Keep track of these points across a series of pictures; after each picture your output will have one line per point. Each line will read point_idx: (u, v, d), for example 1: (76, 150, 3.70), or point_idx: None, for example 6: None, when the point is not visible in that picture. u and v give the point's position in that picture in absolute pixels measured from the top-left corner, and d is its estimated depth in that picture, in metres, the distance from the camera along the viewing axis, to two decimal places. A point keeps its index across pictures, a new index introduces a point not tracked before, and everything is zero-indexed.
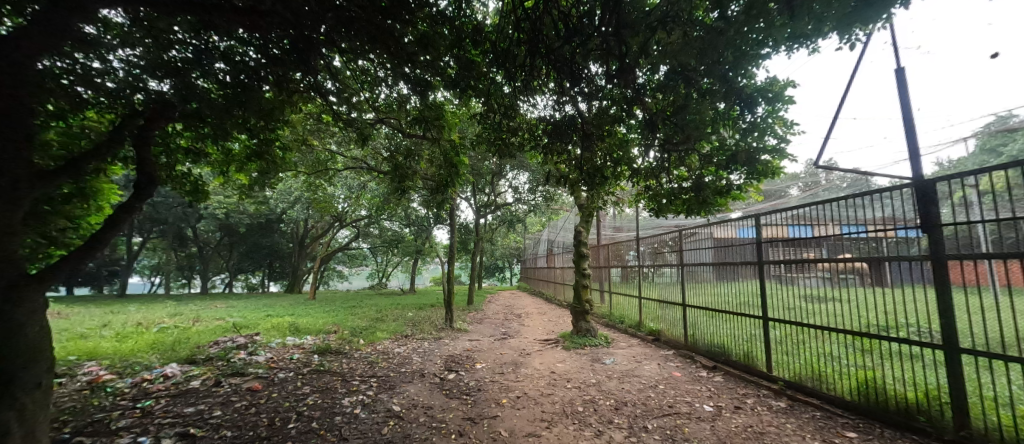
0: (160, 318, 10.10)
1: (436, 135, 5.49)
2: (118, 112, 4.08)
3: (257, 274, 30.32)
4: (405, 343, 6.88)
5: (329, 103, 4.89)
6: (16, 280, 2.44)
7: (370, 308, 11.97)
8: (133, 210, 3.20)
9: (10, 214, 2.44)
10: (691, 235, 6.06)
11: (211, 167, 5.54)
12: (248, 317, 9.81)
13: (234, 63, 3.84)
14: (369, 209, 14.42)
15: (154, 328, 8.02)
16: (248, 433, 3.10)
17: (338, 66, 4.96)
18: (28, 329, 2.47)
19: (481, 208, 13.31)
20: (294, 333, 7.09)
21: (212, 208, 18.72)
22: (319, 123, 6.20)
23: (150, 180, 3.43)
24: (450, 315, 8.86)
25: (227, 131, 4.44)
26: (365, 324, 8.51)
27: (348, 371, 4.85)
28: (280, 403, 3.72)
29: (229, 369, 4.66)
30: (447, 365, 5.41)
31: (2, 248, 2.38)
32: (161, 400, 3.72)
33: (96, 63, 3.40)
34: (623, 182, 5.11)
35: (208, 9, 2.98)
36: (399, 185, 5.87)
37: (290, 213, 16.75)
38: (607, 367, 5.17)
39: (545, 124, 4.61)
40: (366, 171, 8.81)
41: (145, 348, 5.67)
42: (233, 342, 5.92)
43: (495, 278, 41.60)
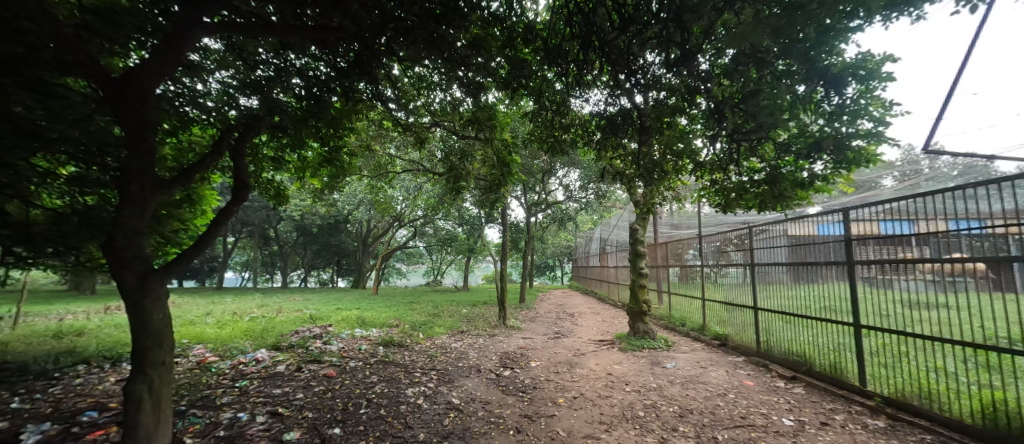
0: (251, 308, 11.44)
1: (489, 136, 5.56)
2: (216, 127, 4.66)
3: (328, 271, 33.20)
4: (461, 338, 7.11)
5: (389, 110, 5.16)
6: (145, 274, 2.88)
7: (427, 304, 12.54)
8: (232, 213, 3.58)
9: (139, 218, 2.88)
10: (762, 232, 5.55)
11: (290, 174, 6.13)
12: (322, 309, 10.76)
13: (308, 78, 4.21)
14: (425, 210, 15.13)
15: (247, 317, 9.10)
16: (326, 416, 3.40)
17: (396, 75, 5.22)
18: (153, 317, 2.87)
19: (533, 207, 13.37)
20: (361, 325, 7.62)
21: (290, 210, 20.82)
22: (381, 130, 6.59)
23: (245, 186, 3.83)
24: (504, 312, 8.99)
25: (303, 140, 4.88)
26: (423, 318, 8.93)
27: (409, 363, 5.12)
28: (352, 389, 4.03)
29: (308, 356, 5.14)
30: (502, 361, 5.49)
31: (131, 246, 2.81)
32: (254, 381, 4.20)
33: (200, 86, 3.97)
34: (685, 177, 4.80)
35: (286, 30, 3.32)
36: (454, 186, 6.04)
37: (355, 214, 18.08)
38: (668, 371, 4.92)
39: (598, 119, 4.50)
40: (422, 173, 9.23)
41: (240, 334, 6.45)
42: (311, 332, 6.52)
43: (545, 277, 41.56)
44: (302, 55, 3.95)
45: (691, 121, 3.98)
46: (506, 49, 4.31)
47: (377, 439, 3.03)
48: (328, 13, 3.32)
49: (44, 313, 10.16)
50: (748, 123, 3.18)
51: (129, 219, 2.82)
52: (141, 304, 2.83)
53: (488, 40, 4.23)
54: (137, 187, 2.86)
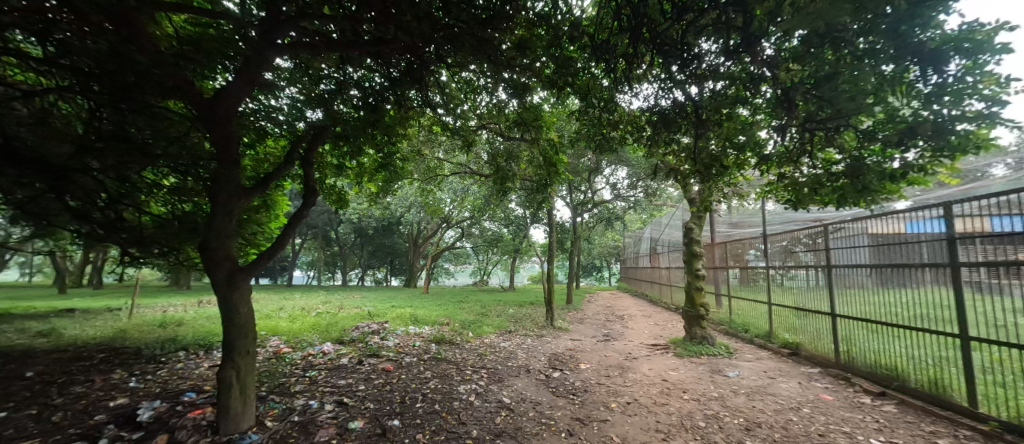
0: (316, 304, 12.41)
1: (535, 137, 5.54)
2: (287, 139, 5.12)
3: (382, 271, 35.08)
4: (509, 338, 7.17)
5: (437, 115, 5.33)
6: (232, 271, 3.20)
7: (475, 304, 12.81)
8: (304, 216, 3.85)
9: (227, 221, 3.23)
10: (839, 230, 5.02)
11: (349, 180, 6.54)
12: (378, 306, 11.40)
13: (364, 89, 4.53)
14: (472, 211, 15.47)
15: (314, 312, 9.88)
16: (386, 407, 3.59)
17: (444, 81, 5.37)
18: (239, 308, 3.18)
19: (579, 207, 13.17)
20: (414, 323, 7.96)
21: (348, 213, 22.32)
22: (430, 135, 6.83)
23: (314, 189, 4.07)
24: (551, 313, 8.93)
25: (361, 147, 5.19)
26: (472, 318, 9.12)
27: (461, 361, 5.26)
28: (408, 384, 4.22)
29: (368, 350, 5.46)
30: (551, 362, 5.45)
31: (221, 247, 3.16)
32: (322, 372, 4.55)
33: (273, 102, 4.40)
34: (749, 171, 4.44)
35: (346, 45, 3.58)
36: (501, 187, 6.09)
37: (406, 216, 18.95)
38: (730, 381, 4.60)
39: (649, 114, 4.33)
40: (469, 176, 9.45)
41: (308, 328, 7.02)
42: (369, 328, 6.93)
43: (592, 278, 40.70)
44: (359, 67, 4.24)
45: (754, 111, 3.67)
46: (551, 48, 4.27)
47: (433, 433, 3.14)
48: (381, 26, 3.48)
49: (152, 305, 11.77)
50: (825, 109, 2.87)
51: (219, 222, 3.20)
52: (230, 297, 3.16)
53: (533, 40, 4.21)
54: (224, 194, 3.21)
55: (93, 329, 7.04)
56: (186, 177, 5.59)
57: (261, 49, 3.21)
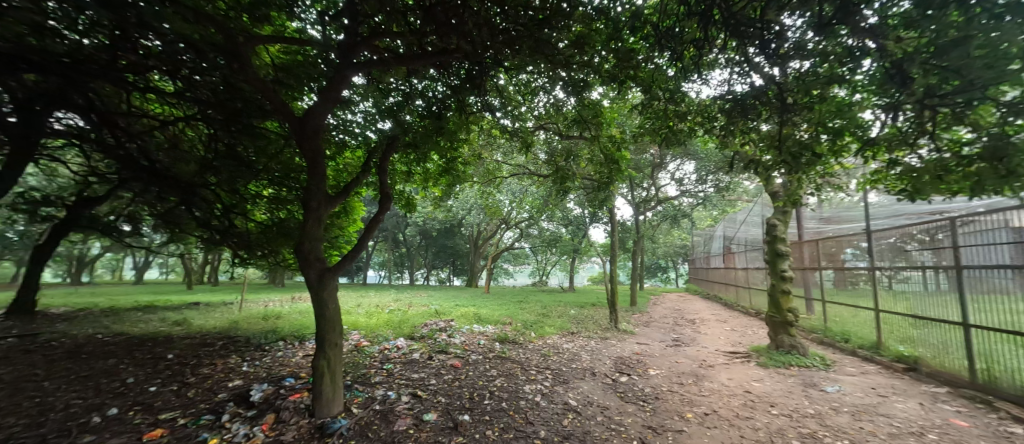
0: (388, 301, 13.37)
1: (595, 134, 5.39)
2: (363, 149, 5.58)
3: (445, 271, 36.74)
4: (572, 339, 7.07)
5: (496, 119, 5.43)
6: (322, 271, 3.55)
7: (536, 304, 12.85)
8: (381, 219, 4.13)
9: (317, 226, 3.58)
10: (969, 224, 4.21)
11: (417, 185, 6.93)
12: (444, 305, 11.94)
13: (428, 99, 4.84)
14: (530, 212, 15.57)
15: (387, 309, 10.64)
16: (456, 402, 3.75)
17: (503, 84, 5.48)
18: (329, 305, 3.51)
19: (642, 204, 12.61)
20: (478, 321, 8.21)
21: (414, 217, 23.72)
22: (490, 138, 6.98)
23: (388, 194, 4.33)
24: (615, 315, 8.65)
25: (427, 153, 5.47)
26: (534, 318, 9.16)
27: (525, 361, 5.31)
28: (476, 381, 4.36)
29: (437, 347, 5.75)
30: (617, 366, 5.27)
31: (312, 249, 3.52)
32: (397, 365, 4.89)
33: (349, 116, 4.84)
34: (849, 158, 3.89)
35: (410, 59, 3.81)
36: (561, 187, 6.02)
37: (467, 218, 19.64)
38: (828, 397, 4.07)
39: (721, 103, 4.01)
40: (528, 177, 9.51)
41: (383, 324, 7.58)
42: (437, 325, 7.29)
43: (657, 279, 38.65)
44: (423, 78, 4.53)
45: (853, 90, 3.23)
46: (611, 42, 4.13)
47: (502, 430, 3.20)
48: (444, 36, 3.65)
49: (256, 300, 13.56)
50: (950, 81, 2.44)
51: (310, 227, 3.57)
52: (321, 294, 3.50)
53: (592, 35, 4.11)
54: (313, 202, 3.56)
55: (213, 320, 8.29)
56: (282, 188, 6.36)
57: (342, 68, 3.58)
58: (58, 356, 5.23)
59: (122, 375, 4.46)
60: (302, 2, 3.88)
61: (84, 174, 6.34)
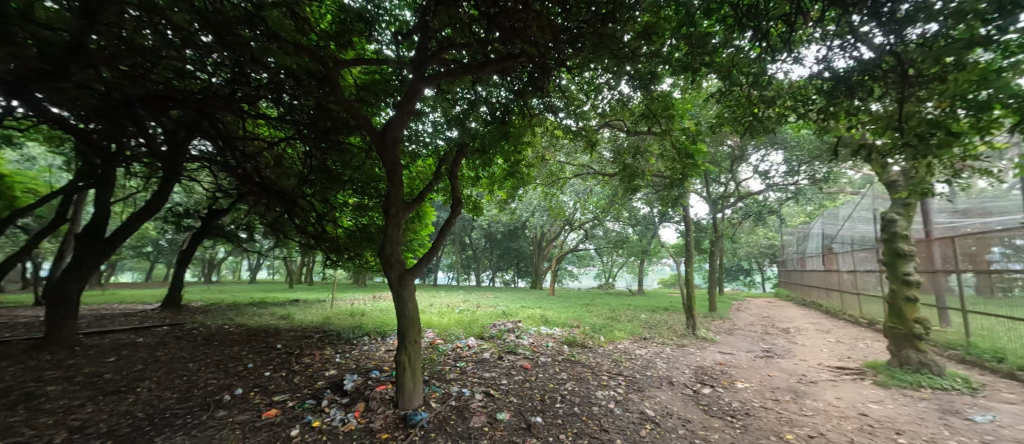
0: (458, 302, 13.97)
1: (666, 128, 5.07)
2: (433, 157, 5.92)
3: (509, 273, 37.40)
4: (645, 345, 6.72)
5: (559, 119, 5.39)
6: (402, 272, 3.80)
7: (604, 307, 12.48)
8: (453, 222, 4.29)
9: (396, 231, 3.84)
10: None
11: (483, 189, 7.15)
12: (511, 306, 12.14)
13: (492, 105, 4.98)
14: (595, 212, 15.19)
15: (457, 309, 11.11)
16: (528, 403, 3.76)
17: (565, 85, 5.42)
18: (408, 304, 3.73)
19: (720, 201, 11.62)
20: (545, 323, 8.20)
21: (480, 220, 24.55)
22: (553, 140, 6.94)
23: (459, 199, 4.48)
24: (692, 321, 8.06)
25: (492, 158, 5.61)
26: (602, 321, 8.89)
27: (596, 365, 5.17)
28: (546, 383, 4.36)
29: (506, 347, 5.84)
30: (698, 377, 4.89)
31: (392, 253, 3.77)
32: (469, 363, 5.06)
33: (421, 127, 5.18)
34: (999, 136, 3.17)
35: (477, 67, 3.94)
36: (629, 186, 5.75)
37: (531, 220, 19.79)
38: (977, 428, 3.33)
39: (819, 83, 3.54)
40: (593, 176, 9.28)
41: (455, 323, 7.93)
42: (505, 326, 7.42)
43: (738, 283, 35.26)
44: (488, 84, 4.68)
45: (1003, 53, 2.62)
46: (682, 29, 3.84)
47: (577, 436, 3.14)
48: (508, 42, 3.74)
49: (343, 299, 15.07)
50: None
51: (390, 231, 3.82)
52: (402, 294, 3.73)
53: (660, 24, 3.87)
54: (392, 208, 3.82)
55: (311, 316, 9.37)
56: (364, 197, 6.98)
57: (416, 81, 3.83)
58: (199, 342, 6.33)
59: (244, 360, 5.24)
60: (380, 25, 4.28)
61: (213, 191, 7.59)
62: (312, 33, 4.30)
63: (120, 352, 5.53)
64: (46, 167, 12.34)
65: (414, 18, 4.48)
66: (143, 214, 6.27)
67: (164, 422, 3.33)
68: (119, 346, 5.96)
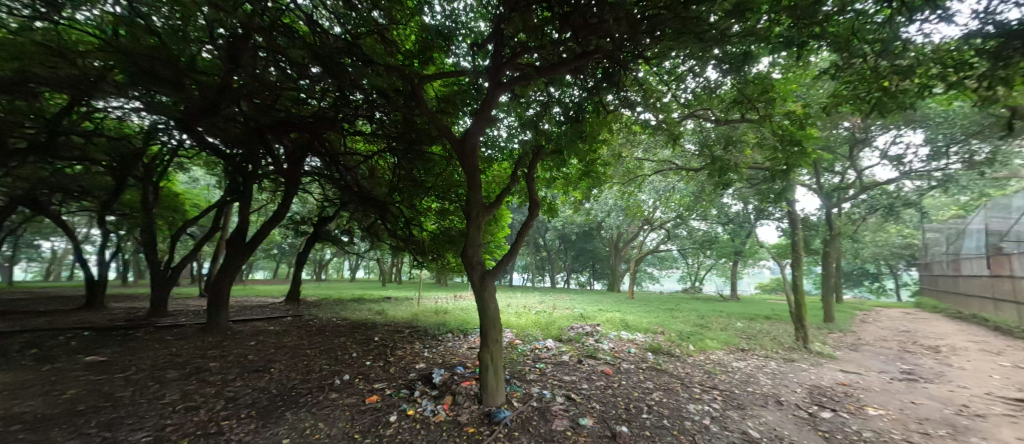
0: (534, 303, 14.08)
1: (764, 113, 4.49)
2: (508, 160, 6.08)
3: (584, 275, 36.64)
4: (744, 357, 6.03)
5: (637, 114, 5.13)
6: (484, 273, 3.93)
7: (691, 312, 11.54)
8: (531, 225, 4.32)
9: (477, 234, 3.99)
10: None
11: (557, 190, 7.10)
12: (588, 309, 11.85)
13: (565, 105, 4.95)
14: (678, 210, 14.12)
15: (534, 310, 11.19)
16: (612, 411, 3.62)
17: (643, 77, 5.14)
18: (490, 305, 3.83)
19: (834, 194, 9.96)
20: (626, 328, 7.83)
21: (553, 221, 24.49)
22: (630, 136, 6.60)
23: (536, 201, 4.51)
24: (803, 332, 7.01)
25: (565, 159, 5.55)
26: (690, 328, 8.20)
27: (685, 376, 4.78)
28: (630, 391, 4.15)
29: (586, 351, 5.71)
30: (814, 398, 4.23)
31: (474, 255, 3.92)
32: (549, 365, 5.06)
33: (496, 132, 5.38)
34: None
35: (550, 69, 3.92)
36: (720, 181, 5.20)
37: (606, 220, 19.16)
38: None
39: (979, 44, 2.83)
40: (677, 172, 8.62)
41: (532, 324, 7.99)
42: (584, 329, 7.26)
43: (862, 289, 29.78)
44: (562, 84, 4.69)
45: None
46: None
47: None
48: (582, 39, 3.66)
49: (428, 297, 16.19)
50: None
51: (472, 234, 3.98)
52: (483, 295, 3.85)
53: None
54: (473, 211, 3.98)
55: (401, 312, 10.24)
56: (445, 202, 7.41)
57: (492, 88, 3.95)
58: (313, 332, 7.33)
59: (349, 350, 5.93)
60: (458, 39, 4.53)
61: (322, 201, 8.74)
62: (399, 53, 4.72)
63: (258, 337, 6.67)
64: (206, 186, 15.44)
65: (489, 28, 4.64)
66: (272, 222, 7.46)
67: (291, 399, 3.92)
68: (258, 332, 7.20)
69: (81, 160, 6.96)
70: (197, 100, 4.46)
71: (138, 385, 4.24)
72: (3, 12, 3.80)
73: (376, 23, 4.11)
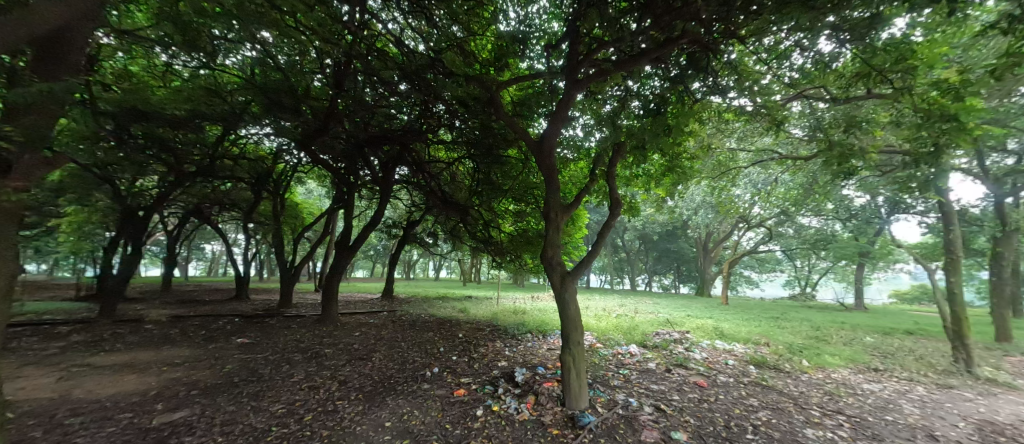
0: (615, 306, 13.55)
1: (902, 84, 3.70)
2: (583, 158, 5.96)
3: (669, 277, 34.24)
4: (877, 379, 5.05)
5: (729, 102, 4.65)
6: (564, 274, 3.88)
7: (802, 323, 10.03)
8: (611, 225, 4.15)
9: (556, 235, 3.96)
10: None
11: (638, 188, 6.75)
12: (675, 314, 11.04)
13: (644, 97, 4.71)
14: (782, 205, 12.42)
15: (615, 314, 10.76)
16: (709, 427, 3.31)
17: (736, 59, 4.63)
18: (571, 307, 3.77)
19: (1010, 178, 7.81)
20: (721, 337, 7.12)
21: (632, 220, 23.41)
22: (721, 124, 5.99)
23: (617, 200, 4.32)
24: (965, 353, 5.61)
25: (646, 156, 5.24)
26: (802, 341, 7.12)
27: (799, 396, 4.15)
28: (730, 407, 3.75)
29: (675, 360, 5.32)
30: (985, 436, 3.36)
31: (551, 256, 3.90)
32: (633, 372, 4.82)
33: (573, 131, 5.35)
34: None
35: (629, 61, 3.74)
36: (839, 170, 4.45)
37: (693, 218, 17.70)
38: None
39: None
40: (782, 162, 7.58)
41: (614, 328, 7.70)
42: (671, 336, 6.78)
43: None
44: (640, 77, 4.48)
45: None
46: None
47: None
48: (664, 25, 3.44)
49: (507, 297, 16.60)
50: None
51: (551, 234, 3.96)
52: (564, 296, 3.80)
53: None
54: (550, 211, 3.97)
55: (482, 311, 10.65)
56: (521, 205, 7.52)
57: (568, 88, 3.89)
58: (405, 326, 8.02)
59: (437, 345, 6.37)
60: (532, 42, 4.59)
61: (410, 207, 9.53)
62: (476, 63, 4.91)
63: (361, 329, 7.52)
64: (318, 196, 17.96)
65: (563, 28, 4.61)
66: (370, 227, 8.34)
67: (390, 386, 4.32)
68: (360, 325, 8.10)
69: (231, 178, 8.60)
70: (311, 122, 5.20)
71: (274, 364, 5.09)
72: (180, 65, 4.88)
73: (455, 36, 4.35)
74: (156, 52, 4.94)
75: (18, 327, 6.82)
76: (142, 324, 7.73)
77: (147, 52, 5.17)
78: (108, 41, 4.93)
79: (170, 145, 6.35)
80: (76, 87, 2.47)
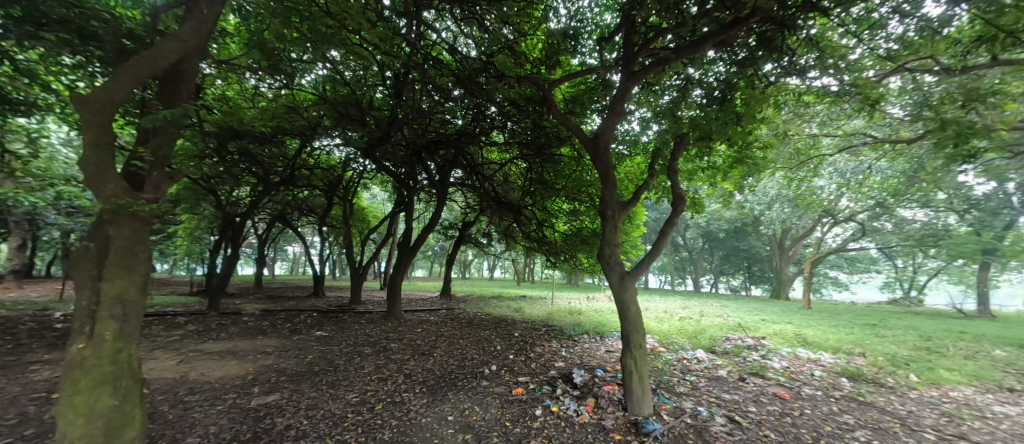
0: (679, 308, 12.75)
1: None
2: (640, 153, 5.69)
3: (738, 278, 31.58)
4: (1014, 401, 4.21)
5: (808, 84, 4.18)
6: (623, 273, 3.73)
7: (907, 331, 8.67)
8: (672, 224, 3.92)
9: (614, 233, 3.81)
10: None
11: (702, 182, 6.29)
12: (747, 318, 10.15)
13: (706, 85, 4.37)
14: (878, 196, 10.87)
15: (679, 317, 10.15)
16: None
17: (817, 35, 4.14)
18: (631, 308, 3.63)
19: None
20: (805, 345, 6.40)
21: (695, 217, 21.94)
22: (799, 108, 5.40)
23: (680, 196, 4.05)
24: None
25: (711, 148, 4.87)
26: (908, 352, 6.16)
27: (907, 416, 3.60)
28: (819, 424, 3.35)
29: (750, 368, 4.89)
30: None
31: (609, 256, 3.77)
32: (702, 379, 4.51)
33: (629, 125, 5.13)
34: None
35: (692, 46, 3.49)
36: (954, 153, 3.79)
37: (766, 214, 16.17)
38: None
39: None
40: (877, 147, 6.63)
41: (677, 331, 7.28)
42: (744, 342, 6.24)
43: None
44: (702, 63, 4.18)
45: None
46: None
47: None
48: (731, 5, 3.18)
49: (561, 297, 16.43)
50: None
51: (608, 233, 3.83)
52: (624, 297, 3.66)
53: None
54: (607, 209, 3.85)
55: (537, 311, 10.64)
56: (575, 203, 7.37)
57: (623, 82, 3.73)
58: (463, 324, 8.29)
59: (494, 343, 6.48)
60: (583, 37, 4.49)
61: (466, 208, 9.81)
62: (527, 63, 4.91)
63: (422, 326, 7.89)
64: (381, 201, 19.25)
65: (616, 19, 4.45)
66: (428, 228, 8.72)
67: (451, 382, 4.48)
68: (422, 321, 8.50)
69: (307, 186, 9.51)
70: (375, 132, 5.57)
71: (348, 356, 5.54)
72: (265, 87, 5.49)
73: (507, 39, 4.40)
74: (248, 78, 5.62)
75: (150, 316, 8.16)
76: (240, 316, 8.84)
77: (239, 78, 5.91)
78: (211, 72, 5.73)
79: (259, 158, 7.18)
80: (189, 112, 2.86)
